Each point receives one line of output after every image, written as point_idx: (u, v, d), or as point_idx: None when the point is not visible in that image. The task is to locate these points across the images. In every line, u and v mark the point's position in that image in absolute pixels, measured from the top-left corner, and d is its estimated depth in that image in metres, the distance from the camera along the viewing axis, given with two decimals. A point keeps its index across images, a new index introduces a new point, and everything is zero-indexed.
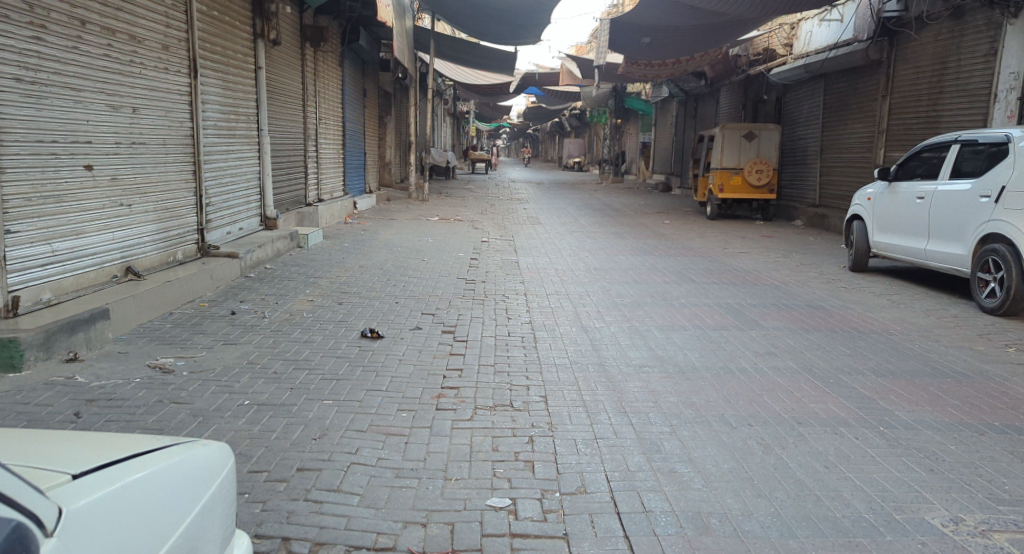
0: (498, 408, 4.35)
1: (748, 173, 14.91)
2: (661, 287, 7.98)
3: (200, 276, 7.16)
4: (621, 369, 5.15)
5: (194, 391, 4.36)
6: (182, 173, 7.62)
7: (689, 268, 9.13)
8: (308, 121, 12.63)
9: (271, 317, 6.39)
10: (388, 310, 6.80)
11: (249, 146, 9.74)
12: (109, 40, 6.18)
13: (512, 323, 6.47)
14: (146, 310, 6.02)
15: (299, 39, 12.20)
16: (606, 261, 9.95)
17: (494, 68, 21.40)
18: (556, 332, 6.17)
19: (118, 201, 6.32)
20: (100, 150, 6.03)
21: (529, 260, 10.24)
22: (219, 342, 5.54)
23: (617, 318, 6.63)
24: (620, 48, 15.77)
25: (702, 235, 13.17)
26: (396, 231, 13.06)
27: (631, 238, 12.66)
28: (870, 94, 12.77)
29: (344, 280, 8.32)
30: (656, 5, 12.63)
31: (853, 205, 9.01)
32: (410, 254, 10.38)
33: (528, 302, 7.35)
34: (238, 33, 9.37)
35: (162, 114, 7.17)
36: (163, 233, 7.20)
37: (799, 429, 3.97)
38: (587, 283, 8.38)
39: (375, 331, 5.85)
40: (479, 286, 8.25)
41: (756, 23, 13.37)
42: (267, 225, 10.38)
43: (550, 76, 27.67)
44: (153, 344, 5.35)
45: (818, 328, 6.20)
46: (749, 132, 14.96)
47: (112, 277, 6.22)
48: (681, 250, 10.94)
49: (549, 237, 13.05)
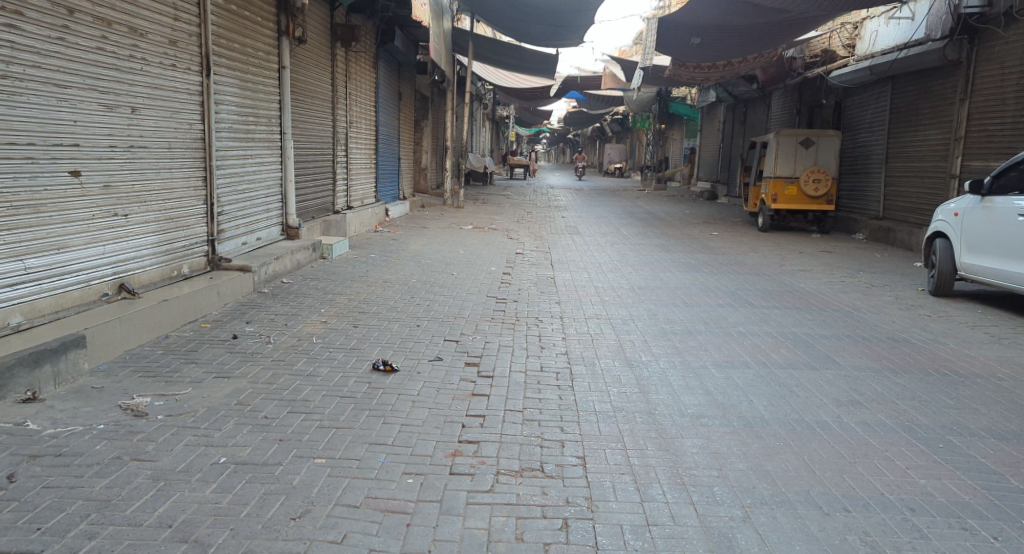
0: (523, 474, 3.57)
1: (804, 182, 13.88)
2: (715, 312, 7.11)
3: (204, 293, 6.51)
4: (674, 420, 4.32)
5: (163, 443, 3.64)
6: (190, 179, 6.99)
7: (746, 289, 8.22)
8: (337, 123, 12.01)
9: (277, 343, 5.69)
10: (407, 335, 6.08)
11: (269, 150, 9.12)
12: (104, 31, 5.58)
13: (546, 355, 5.66)
14: (137, 335, 5.37)
15: (330, 38, 11.58)
16: (652, 278, 9.10)
17: (535, 71, 20.64)
18: (595, 368, 5.36)
19: (111, 210, 5.69)
20: (91, 154, 5.42)
21: (566, 276, 9.44)
22: (209, 375, 4.83)
23: (667, 350, 5.78)
24: (669, 49, 14.85)
25: (756, 248, 12.21)
26: (427, 241, 12.37)
27: (677, 252, 11.76)
28: (946, 98, 11.68)
29: (364, 297, 7.63)
30: (711, 3, 11.70)
31: (936, 220, 8.05)
32: (440, 267, 9.69)
33: (564, 327, 6.56)
34: (259, 30, 8.76)
35: (168, 115, 6.56)
36: (166, 245, 6.56)
37: (919, 531, 3.12)
38: (631, 305, 7.52)
39: (388, 363, 5.10)
40: (511, 306, 7.50)
41: (820, 21, 12.36)
42: (289, 234, 9.74)
43: (593, 79, 26.78)
44: (133, 377, 4.66)
45: (905, 368, 5.29)
46: (806, 139, 13.92)
47: (102, 296, 5.57)
48: (733, 266, 10.03)
49: (588, 248, 12.25)
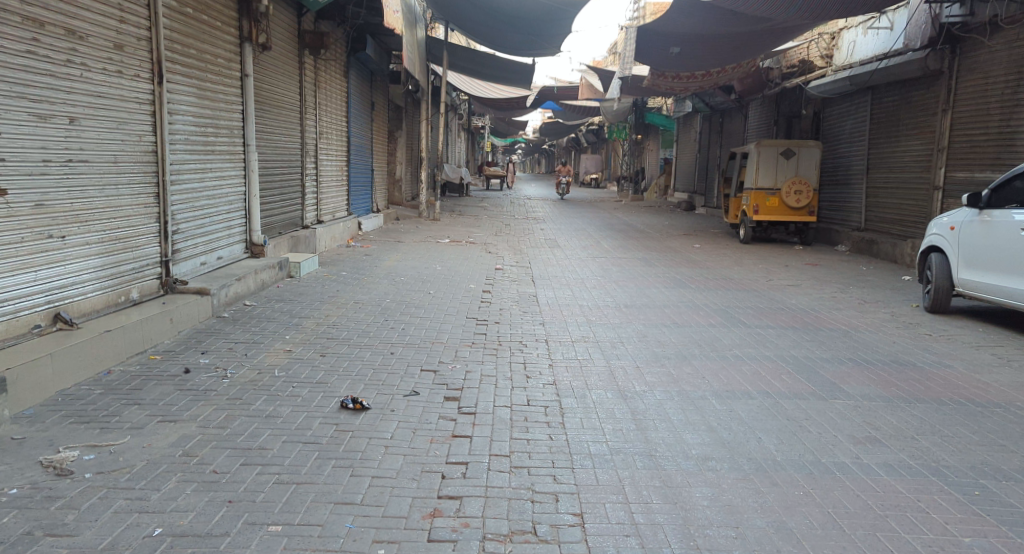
0: (510, 542, 3.09)
1: (787, 193, 13.56)
2: (709, 332, 6.66)
3: (156, 321, 5.95)
4: (678, 463, 3.84)
5: (87, 511, 3.11)
6: (141, 196, 6.45)
7: (740, 307, 7.77)
8: (306, 134, 11.44)
9: (235, 377, 5.13)
10: (380, 365, 5.56)
11: (231, 164, 8.56)
12: (34, 33, 5.11)
13: (532, 386, 5.15)
14: (74, 372, 4.85)
15: (297, 45, 11.04)
16: (639, 295, 8.66)
17: (510, 80, 20.21)
18: (586, 401, 4.86)
19: (43, 231, 5.19)
20: (18, 169, 4.97)
21: (549, 293, 8.97)
22: (154, 418, 4.27)
23: (663, 377, 5.29)
24: (647, 59, 14.50)
25: (742, 261, 11.85)
26: (401, 256, 11.83)
27: (662, 266, 11.34)
28: (928, 108, 11.42)
29: (333, 320, 7.08)
30: (690, 12, 11.34)
31: (931, 234, 7.70)
32: (415, 286, 9.16)
33: (551, 353, 6.08)
34: (219, 35, 8.21)
35: (114, 126, 6.02)
36: (111, 268, 6.00)
37: None
38: (620, 326, 7.03)
39: (358, 401, 4.57)
40: (492, 328, 7.00)
41: (801, 30, 12.06)
42: (253, 252, 9.17)
43: (569, 90, 26.42)
44: (64, 426, 4.09)
45: (919, 395, 4.87)
46: (788, 149, 13.61)
47: (32, 329, 5.08)
48: (722, 281, 9.62)
49: (569, 263, 11.81)
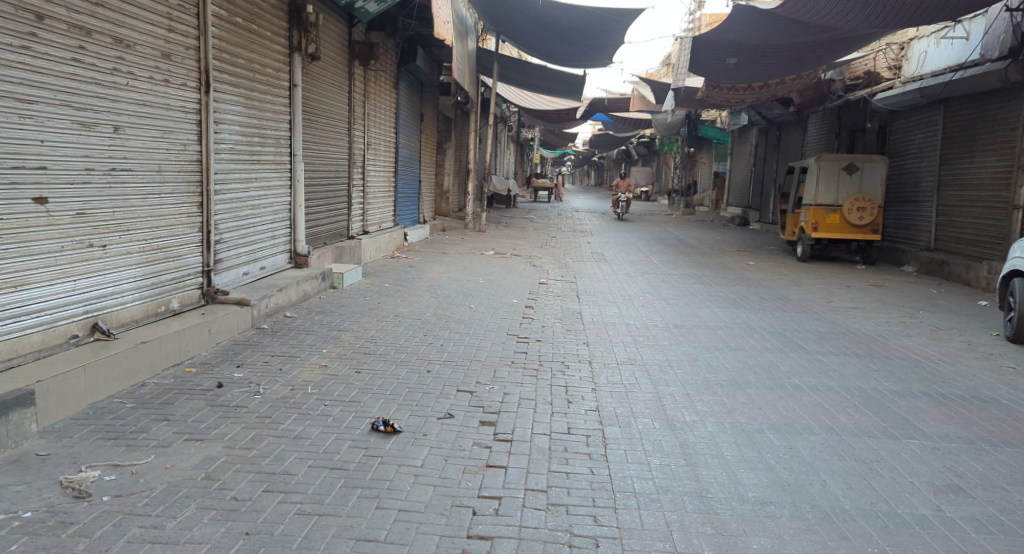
0: None
1: (848, 210, 13.01)
2: (764, 357, 6.30)
3: (193, 332, 5.86)
4: (734, 507, 3.53)
5: (100, 541, 3.00)
6: (184, 206, 6.39)
7: (798, 331, 7.35)
8: (354, 144, 11.40)
9: (267, 393, 4.98)
10: (416, 384, 5.36)
11: (277, 173, 8.50)
12: (81, 41, 5.06)
13: (573, 412, 4.88)
14: (108, 384, 4.76)
15: (348, 55, 11.01)
16: (688, 315, 8.32)
17: (562, 92, 20.00)
18: (632, 431, 4.56)
19: (84, 240, 5.13)
20: (61, 178, 4.92)
21: (594, 310, 8.70)
22: (181, 436, 4.13)
23: (716, 406, 4.96)
24: (701, 70, 14.11)
25: (798, 280, 11.38)
26: (445, 268, 11.67)
27: (713, 283, 10.95)
28: (1008, 123, 10.82)
29: (371, 334, 6.92)
30: (750, 21, 10.95)
31: (1013, 258, 7.19)
32: (457, 299, 8.98)
33: (594, 375, 5.81)
34: (268, 45, 8.17)
35: (159, 134, 5.97)
36: (151, 277, 5.93)
37: None
38: (668, 348, 6.71)
39: (390, 424, 4.37)
40: (534, 346, 6.76)
41: (868, 39, 11.56)
42: (297, 262, 9.10)
43: (621, 101, 26.09)
44: (90, 441, 3.98)
45: (1002, 437, 4.45)
46: (851, 164, 13.09)
47: (70, 338, 5.00)
48: (777, 301, 9.21)
49: (616, 278, 11.51)
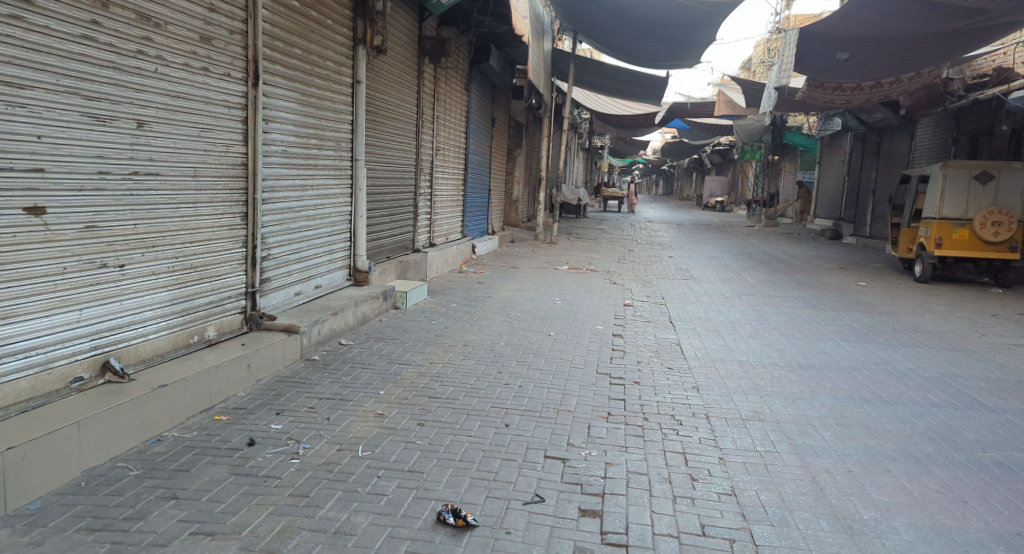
0: None
1: (980, 226, 11.37)
2: (930, 415, 4.96)
3: (231, 368, 4.90)
4: None
5: None
6: (225, 217, 5.44)
7: (962, 378, 5.91)
8: (422, 147, 10.43)
9: (306, 456, 3.94)
10: (491, 445, 4.23)
11: (336, 180, 7.53)
12: (94, 15, 4.13)
13: (702, 497, 3.67)
14: (112, 446, 3.79)
15: (417, 51, 10.03)
16: (811, 350, 6.97)
17: (643, 94, 18.70)
18: (789, 533, 3.35)
19: (93, 258, 4.18)
20: (66, 184, 4.01)
21: (694, 341, 7.44)
22: (190, 527, 3.18)
23: (899, 496, 3.68)
24: (806, 67, 12.64)
25: (925, 306, 9.85)
26: (518, 285, 10.54)
27: (824, 308, 9.54)
28: None
29: (438, 370, 5.83)
30: (874, 7, 9.51)
31: None
32: (533, 324, 7.85)
33: (717, 436, 4.57)
34: (329, 34, 7.21)
35: (194, 133, 5.02)
36: (182, 302, 4.97)
37: None
38: (802, 397, 5.40)
39: (461, 516, 3.29)
40: (631, 391, 5.55)
41: (1013, 27, 9.95)
42: (357, 279, 8.12)
43: (702, 106, 24.57)
44: (66, 536, 3.08)
45: None
46: (983, 173, 11.45)
47: (71, 382, 4.08)
48: (912, 335, 7.75)
49: (709, 300, 10.20)
